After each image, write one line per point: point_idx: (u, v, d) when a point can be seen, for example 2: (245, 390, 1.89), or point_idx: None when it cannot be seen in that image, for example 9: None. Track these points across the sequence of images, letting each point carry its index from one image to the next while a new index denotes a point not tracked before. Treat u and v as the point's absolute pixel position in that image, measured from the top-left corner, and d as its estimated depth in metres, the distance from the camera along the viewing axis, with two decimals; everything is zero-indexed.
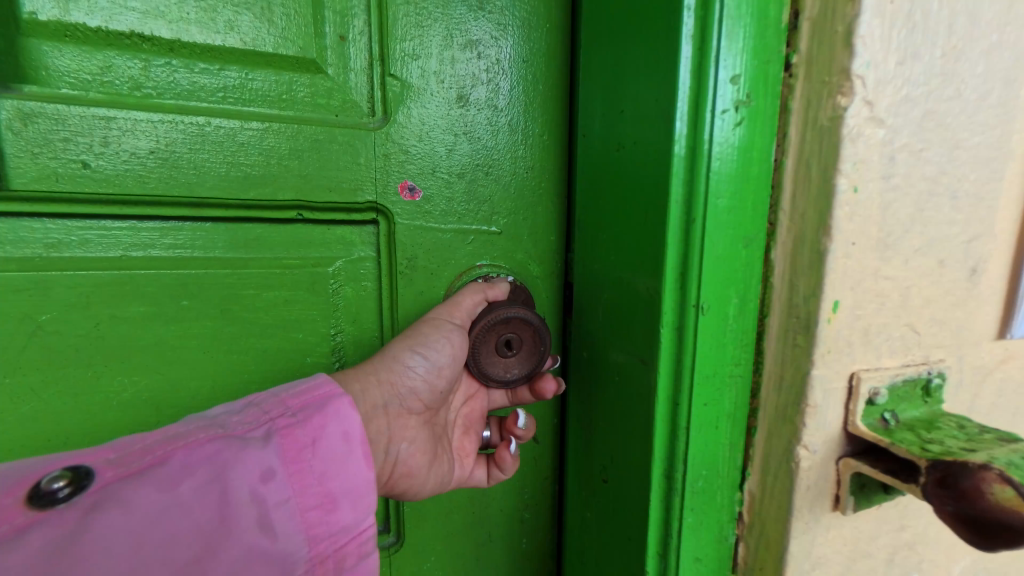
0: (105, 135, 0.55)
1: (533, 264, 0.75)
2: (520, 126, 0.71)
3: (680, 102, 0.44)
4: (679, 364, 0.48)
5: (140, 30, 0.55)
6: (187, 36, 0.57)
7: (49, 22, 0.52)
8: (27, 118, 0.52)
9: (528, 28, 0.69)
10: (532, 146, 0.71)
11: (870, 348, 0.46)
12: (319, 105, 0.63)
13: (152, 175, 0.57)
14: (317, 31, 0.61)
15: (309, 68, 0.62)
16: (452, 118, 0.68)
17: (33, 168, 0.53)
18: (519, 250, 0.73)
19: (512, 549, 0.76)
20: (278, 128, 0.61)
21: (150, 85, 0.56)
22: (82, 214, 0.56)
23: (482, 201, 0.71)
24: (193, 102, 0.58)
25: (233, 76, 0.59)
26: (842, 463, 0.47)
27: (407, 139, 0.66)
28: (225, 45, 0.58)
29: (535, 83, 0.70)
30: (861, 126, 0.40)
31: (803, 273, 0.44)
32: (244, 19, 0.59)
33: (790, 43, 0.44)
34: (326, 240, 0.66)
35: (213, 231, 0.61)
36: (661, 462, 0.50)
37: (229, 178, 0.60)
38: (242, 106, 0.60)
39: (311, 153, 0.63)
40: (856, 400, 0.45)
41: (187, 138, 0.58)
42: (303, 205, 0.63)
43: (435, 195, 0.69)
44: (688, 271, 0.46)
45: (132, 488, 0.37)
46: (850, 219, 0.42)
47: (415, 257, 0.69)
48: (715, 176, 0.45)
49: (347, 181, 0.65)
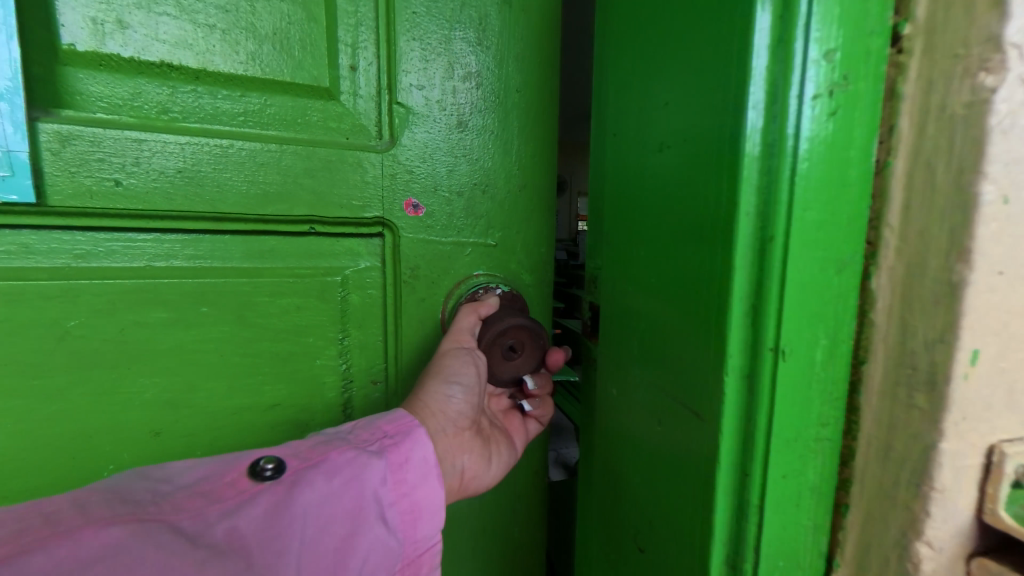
0: (137, 155, 0.54)
1: (524, 272, 0.69)
2: (511, 145, 0.65)
3: (753, 89, 0.35)
4: (748, 418, 0.38)
5: (169, 61, 0.54)
6: (212, 66, 0.56)
7: (87, 52, 0.52)
8: (65, 139, 0.52)
9: (515, 42, 0.63)
10: (521, 162, 0.66)
11: (1016, 410, 0.34)
12: (330, 129, 0.60)
13: (178, 193, 0.56)
14: (330, 63, 0.59)
15: (323, 96, 0.59)
16: (456, 136, 0.63)
17: (69, 185, 0.52)
18: (513, 261, 0.68)
19: (514, 572, 0.73)
20: (296, 151, 0.58)
21: (177, 109, 0.55)
22: (111, 228, 0.55)
23: (479, 216, 0.66)
24: (217, 126, 0.57)
25: (255, 102, 0.57)
26: (976, 565, 0.35)
27: (412, 161, 0.62)
28: (248, 74, 0.57)
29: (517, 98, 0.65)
30: (1017, 113, 0.30)
31: (923, 309, 0.34)
32: (266, 50, 0.57)
33: (900, 9, 0.34)
34: (335, 251, 0.62)
35: (231, 243, 0.59)
36: (720, 541, 0.40)
37: (244, 191, 0.57)
38: (261, 130, 0.58)
39: (325, 167, 0.59)
40: (1000, 481, 0.34)
41: (211, 158, 0.56)
42: (319, 217, 0.60)
43: (437, 211, 0.64)
44: (762, 299, 0.36)
45: (313, 475, 0.44)
46: (998, 238, 0.31)
47: (417, 268, 0.65)
48: (802, 182, 0.35)
49: (357, 198, 0.61)
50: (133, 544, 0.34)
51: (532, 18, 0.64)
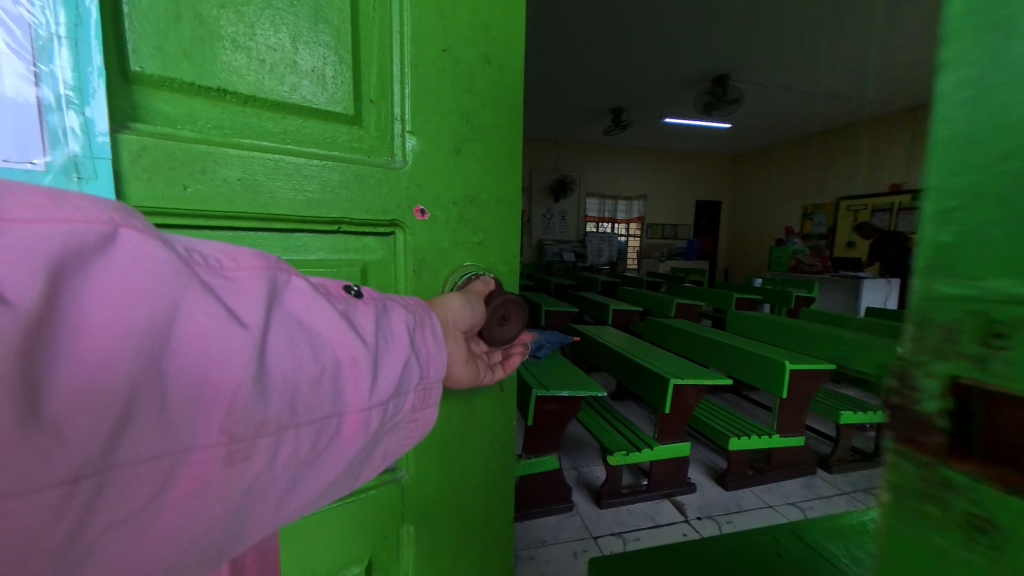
0: (204, 163, 0.62)
1: (501, 262, 0.86)
2: (491, 162, 0.83)
3: None
4: None
5: (224, 85, 0.64)
6: (262, 93, 0.66)
7: (151, 73, 0.59)
8: (145, 149, 0.58)
9: (495, 79, 0.81)
10: (498, 176, 0.84)
11: None
12: (354, 148, 0.74)
13: (237, 197, 0.65)
14: (356, 95, 0.74)
15: (349, 122, 0.74)
16: (438, 162, 0.79)
17: (144, 191, 0.58)
18: (492, 253, 0.85)
19: (493, 511, 0.89)
20: (332, 164, 0.71)
21: (230, 127, 0.65)
22: (170, 227, 0.62)
23: (466, 219, 0.82)
24: (265, 142, 0.67)
25: (294, 124, 0.69)
26: None
27: (418, 175, 0.77)
28: (289, 100, 0.68)
29: (499, 124, 0.83)
30: None
31: None
32: (306, 82, 0.69)
33: None
34: (358, 246, 0.76)
35: (267, 240, 0.70)
36: None
37: (294, 197, 0.69)
38: (301, 146, 0.70)
39: (352, 182, 0.72)
40: None
41: (265, 168, 0.66)
42: (347, 220, 0.73)
43: (440, 215, 0.80)
44: None
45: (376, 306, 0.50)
46: None
47: (423, 258, 0.79)
48: None
49: (376, 201, 0.75)
50: (272, 293, 0.40)
51: (499, 65, 0.81)
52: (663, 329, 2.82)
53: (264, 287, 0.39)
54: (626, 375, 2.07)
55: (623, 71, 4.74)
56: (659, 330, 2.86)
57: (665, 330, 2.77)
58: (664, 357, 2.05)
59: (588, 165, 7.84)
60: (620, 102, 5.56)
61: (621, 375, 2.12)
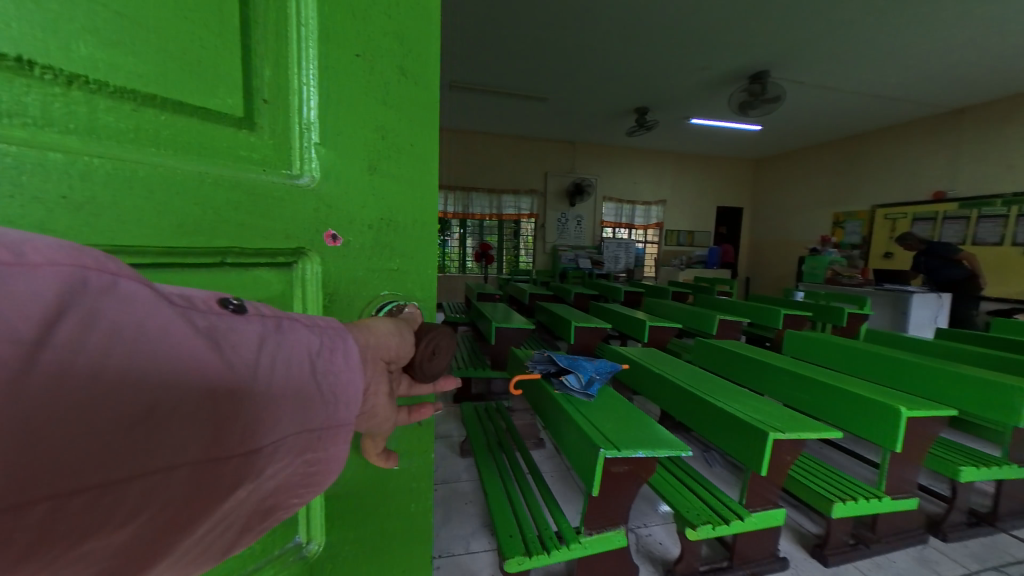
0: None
1: (420, 291, 0.61)
2: (413, 161, 0.58)
3: None
4: None
5: (26, 54, 0.33)
6: (105, 72, 0.36)
7: None
8: None
9: (406, 40, 0.56)
10: (424, 179, 0.60)
11: None
12: (245, 157, 0.46)
13: (68, 230, 0.36)
14: (245, 85, 0.46)
15: (240, 125, 0.46)
16: (349, 190, 0.53)
17: None
18: (415, 281, 0.60)
19: None
20: (222, 182, 0.44)
21: (43, 120, 0.34)
22: None
23: (381, 240, 0.57)
24: (105, 146, 0.37)
25: (155, 122, 0.40)
26: None
27: (333, 193, 0.52)
28: (152, 90, 0.39)
29: (423, 109, 0.58)
30: None
31: None
32: (175, 53, 0.40)
33: None
34: (244, 289, 0.48)
35: None
36: None
37: (157, 218, 0.40)
38: (166, 154, 0.40)
39: (251, 207, 0.46)
40: None
41: (108, 188, 0.37)
42: (237, 250, 0.46)
43: (355, 237, 0.55)
44: None
45: (287, 325, 0.35)
46: None
47: (335, 291, 0.54)
48: None
49: (279, 225, 0.48)
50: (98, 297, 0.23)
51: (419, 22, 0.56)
52: (710, 349, 2.42)
53: (56, 292, 0.22)
54: (687, 412, 1.67)
55: (645, 69, 4.39)
56: (707, 349, 2.46)
57: (715, 351, 2.37)
58: (734, 394, 1.66)
59: (606, 168, 7.49)
60: (644, 101, 5.19)
61: (678, 411, 1.73)
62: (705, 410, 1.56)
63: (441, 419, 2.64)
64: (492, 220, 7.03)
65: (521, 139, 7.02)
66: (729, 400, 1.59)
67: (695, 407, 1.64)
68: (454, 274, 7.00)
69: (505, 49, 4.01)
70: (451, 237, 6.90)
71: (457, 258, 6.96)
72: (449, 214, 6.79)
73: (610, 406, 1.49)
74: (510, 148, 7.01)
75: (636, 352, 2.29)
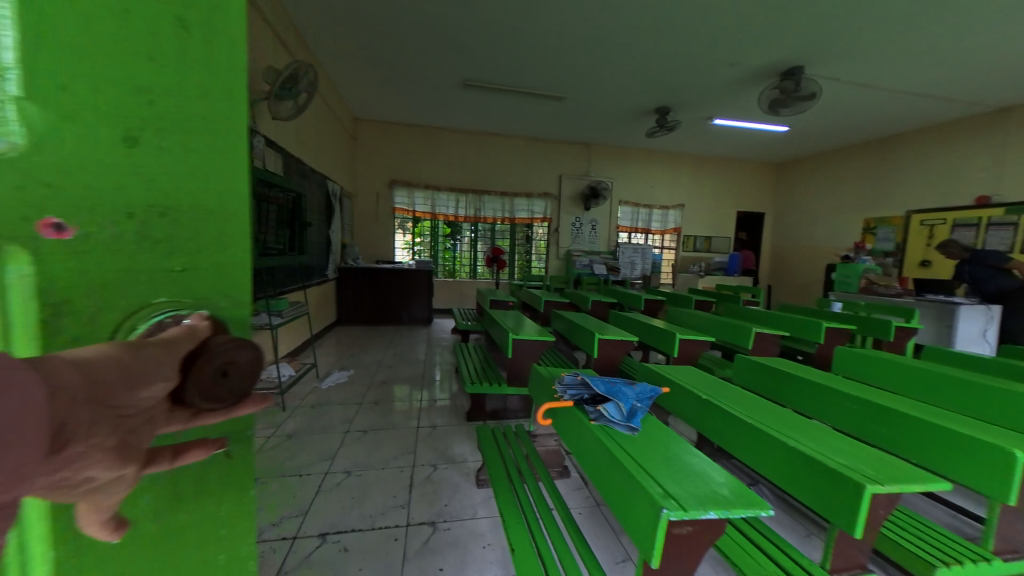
0: None
1: (218, 294, 0.45)
2: (182, 125, 0.42)
3: None
4: None
5: None
6: None
7: None
8: None
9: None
10: (208, 146, 0.43)
11: None
12: None
13: None
14: None
15: None
16: (84, 146, 0.38)
17: None
18: (208, 287, 0.44)
19: None
20: None
21: None
22: None
23: (145, 235, 0.41)
24: None
25: None
26: None
27: (39, 172, 0.36)
28: None
29: (194, 47, 0.41)
30: None
31: None
32: None
33: None
34: None
35: None
36: None
37: None
38: None
39: None
40: None
41: None
42: None
43: (101, 231, 0.39)
44: None
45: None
46: None
47: (56, 301, 0.37)
48: None
49: None
50: None
51: None
52: (756, 367, 2.11)
53: None
54: (746, 450, 1.37)
55: (664, 68, 4.14)
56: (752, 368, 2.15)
57: (761, 370, 2.06)
58: (807, 432, 1.36)
59: (620, 172, 7.25)
60: (666, 100, 4.94)
61: (733, 447, 1.42)
62: (775, 450, 1.26)
63: (455, 438, 2.35)
64: (504, 223, 6.81)
65: (535, 141, 6.80)
66: (804, 441, 1.29)
67: (758, 444, 1.33)
68: (464, 279, 6.79)
69: (521, 46, 3.79)
70: (462, 241, 6.70)
71: (467, 263, 6.76)
72: (460, 218, 6.59)
73: (656, 445, 1.24)
74: (523, 150, 6.80)
75: (672, 371, 1.98)
